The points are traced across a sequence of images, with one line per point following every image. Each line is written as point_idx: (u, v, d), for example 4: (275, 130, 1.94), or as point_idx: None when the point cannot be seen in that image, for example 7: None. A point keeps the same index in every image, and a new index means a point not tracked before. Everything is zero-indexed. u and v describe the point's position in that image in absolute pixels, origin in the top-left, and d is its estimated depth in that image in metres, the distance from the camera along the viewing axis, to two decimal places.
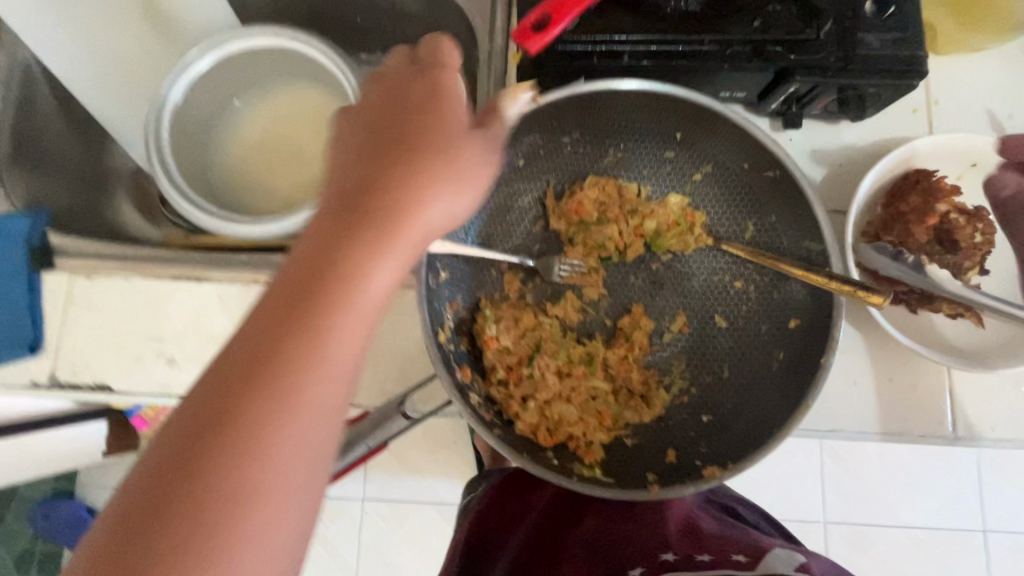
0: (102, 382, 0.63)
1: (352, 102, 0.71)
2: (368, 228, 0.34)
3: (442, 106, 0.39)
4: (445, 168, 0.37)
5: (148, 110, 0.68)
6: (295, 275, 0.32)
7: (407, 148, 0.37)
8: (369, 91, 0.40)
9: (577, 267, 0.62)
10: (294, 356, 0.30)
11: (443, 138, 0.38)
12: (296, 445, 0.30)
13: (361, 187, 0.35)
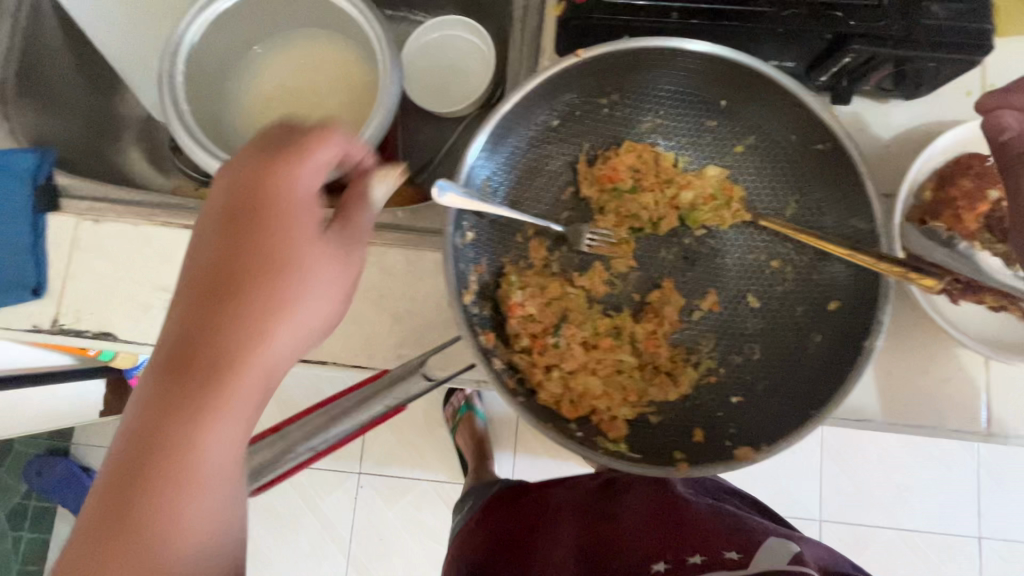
0: (107, 331, 0.61)
1: (377, 53, 0.68)
2: (224, 347, 0.35)
3: (286, 217, 0.38)
4: (294, 287, 0.38)
5: (163, 51, 0.65)
6: (155, 401, 0.34)
7: (252, 270, 0.37)
8: (218, 184, 0.39)
9: (607, 237, 0.59)
10: (166, 477, 0.33)
11: (296, 250, 0.38)
12: (186, 543, 0.34)
13: (211, 305, 0.36)
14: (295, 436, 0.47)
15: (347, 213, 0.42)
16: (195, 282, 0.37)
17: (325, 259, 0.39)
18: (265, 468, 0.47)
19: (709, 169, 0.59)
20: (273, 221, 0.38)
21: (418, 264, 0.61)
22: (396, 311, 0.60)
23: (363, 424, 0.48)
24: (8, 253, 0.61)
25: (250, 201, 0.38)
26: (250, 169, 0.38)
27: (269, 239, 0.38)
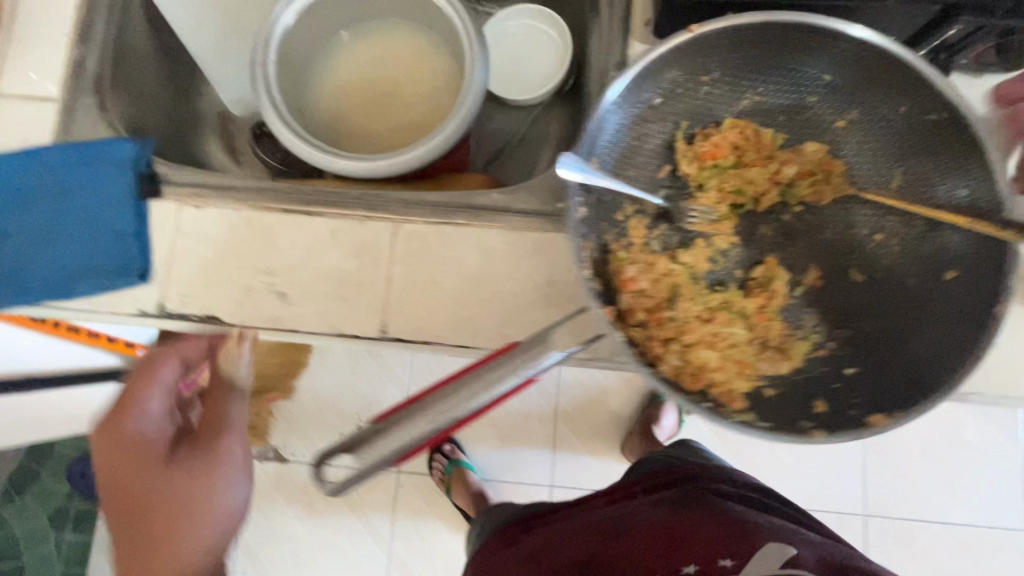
0: (212, 314, 0.61)
1: (462, 40, 0.69)
2: (145, 518, 0.54)
3: (144, 445, 0.57)
4: (193, 493, 0.55)
5: (256, 40, 0.67)
6: (123, 523, 0.55)
7: (126, 503, 0.55)
8: (96, 440, 0.58)
9: (707, 214, 0.60)
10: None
11: (154, 474, 0.55)
12: None
13: (139, 485, 0.55)
14: (425, 403, 0.45)
15: (206, 426, 0.58)
16: (126, 540, 0.54)
17: (186, 478, 0.55)
18: (392, 437, 0.44)
19: (807, 145, 0.59)
20: (136, 451, 0.56)
21: (517, 244, 0.62)
22: (497, 289, 0.61)
23: (496, 394, 0.46)
24: (117, 239, 0.62)
25: (123, 445, 0.56)
26: (112, 429, 0.57)
27: (139, 480, 0.55)
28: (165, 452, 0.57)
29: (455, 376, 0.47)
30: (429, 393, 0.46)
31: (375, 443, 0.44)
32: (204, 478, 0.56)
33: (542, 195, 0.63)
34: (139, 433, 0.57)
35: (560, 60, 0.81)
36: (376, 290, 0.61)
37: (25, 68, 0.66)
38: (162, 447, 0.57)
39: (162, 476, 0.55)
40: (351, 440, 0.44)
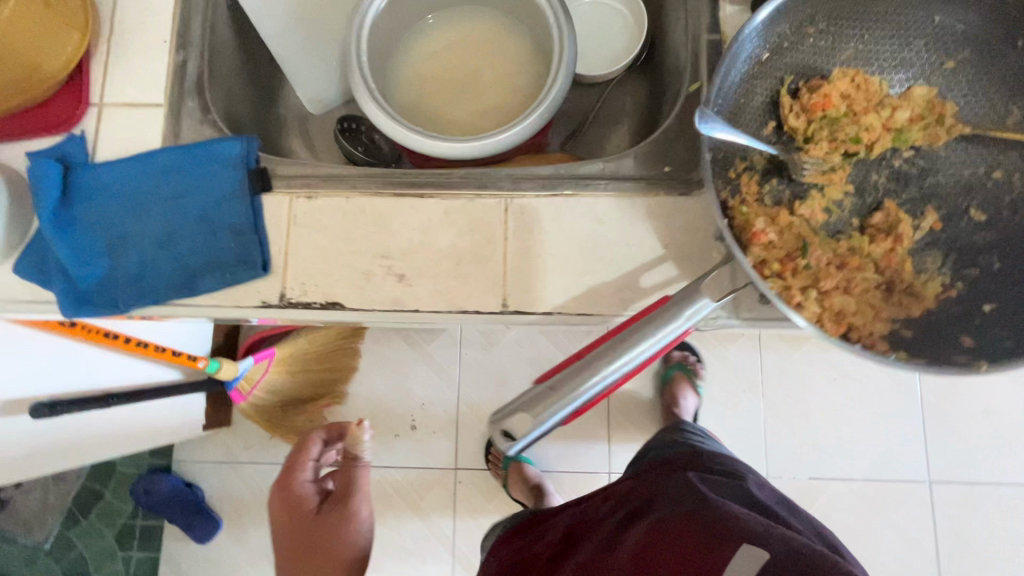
0: (334, 301, 0.62)
1: (546, 16, 0.70)
2: (316, 519, 0.73)
3: (301, 500, 0.75)
4: (322, 553, 0.71)
5: (352, 33, 0.69)
6: (292, 542, 0.73)
7: (296, 547, 0.72)
8: (275, 501, 0.77)
9: (819, 165, 0.59)
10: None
11: (308, 522, 0.73)
12: None
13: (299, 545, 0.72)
14: (593, 359, 0.46)
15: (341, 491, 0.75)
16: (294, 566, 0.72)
17: (329, 530, 0.72)
18: (564, 394, 0.45)
19: (916, 88, 0.59)
20: (297, 512, 0.75)
21: (629, 210, 0.62)
22: (612, 256, 0.61)
23: (657, 347, 0.47)
24: (233, 234, 0.64)
25: (291, 508, 0.75)
26: (284, 506, 0.75)
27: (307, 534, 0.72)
28: (315, 510, 0.75)
29: (613, 333, 0.48)
30: (592, 350, 0.48)
31: (548, 400, 0.46)
32: (331, 536, 0.72)
33: (648, 162, 0.64)
34: (302, 498, 0.75)
35: (634, 30, 0.81)
36: (493, 266, 0.62)
37: (129, 78, 0.68)
38: (314, 506, 0.75)
39: (329, 528, 0.72)
40: (524, 399, 0.46)
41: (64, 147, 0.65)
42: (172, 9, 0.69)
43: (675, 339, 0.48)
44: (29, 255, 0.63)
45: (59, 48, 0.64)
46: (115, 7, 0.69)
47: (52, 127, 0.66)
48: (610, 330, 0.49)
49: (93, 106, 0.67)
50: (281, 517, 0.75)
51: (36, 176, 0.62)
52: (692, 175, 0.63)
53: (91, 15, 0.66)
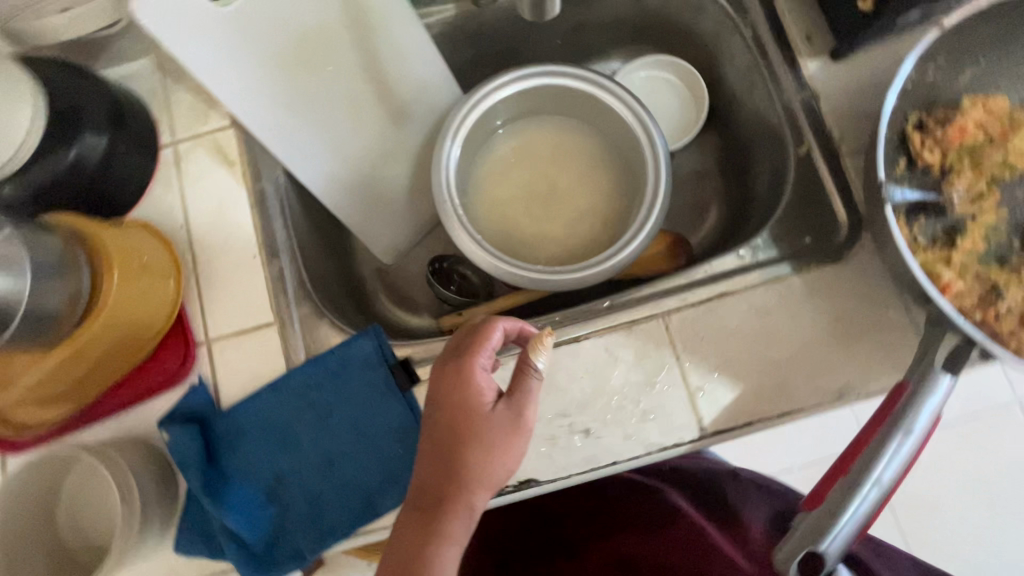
0: (527, 479, 0.58)
1: (626, 117, 0.69)
2: (473, 421, 0.50)
3: (471, 390, 0.50)
4: (484, 452, 0.49)
5: (444, 192, 0.67)
6: (441, 428, 0.50)
7: (455, 440, 0.49)
8: (432, 377, 0.53)
9: (967, 195, 0.59)
10: (453, 462, 0.49)
11: (474, 418, 0.50)
12: (450, 513, 0.47)
13: (450, 433, 0.50)
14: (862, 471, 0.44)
15: (516, 388, 0.51)
16: (435, 453, 0.50)
17: (497, 439, 0.49)
18: (845, 513, 0.42)
19: None
20: (468, 404, 0.50)
21: (787, 292, 0.60)
22: (789, 342, 0.59)
23: (917, 438, 0.45)
24: (397, 437, 0.60)
25: (456, 393, 0.51)
26: (448, 377, 0.51)
27: (465, 414, 0.50)
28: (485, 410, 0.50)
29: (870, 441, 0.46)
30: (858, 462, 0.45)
31: (830, 525, 0.42)
32: (500, 446, 0.49)
33: (785, 239, 0.63)
34: (474, 396, 0.50)
35: (688, 95, 0.80)
36: (674, 392, 0.59)
37: (230, 304, 0.63)
38: (489, 402, 0.51)
39: (493, 420, 0.50)
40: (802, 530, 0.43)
41: (188, 401, 0.60)
42: (250, 220, 0.65)
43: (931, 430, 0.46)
44: (189, 534, 0.58)
45: (152, 303, 0.58)
46: (192, 235, 0.65)
47: (169, 380, 0.61)
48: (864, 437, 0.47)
49: (202, 344, 0.63)
50: (433, 399, 0.52)
51: (177, 449, 0.57)
52: (838, 239, 0.61)
53: (174, 253, 0.63)
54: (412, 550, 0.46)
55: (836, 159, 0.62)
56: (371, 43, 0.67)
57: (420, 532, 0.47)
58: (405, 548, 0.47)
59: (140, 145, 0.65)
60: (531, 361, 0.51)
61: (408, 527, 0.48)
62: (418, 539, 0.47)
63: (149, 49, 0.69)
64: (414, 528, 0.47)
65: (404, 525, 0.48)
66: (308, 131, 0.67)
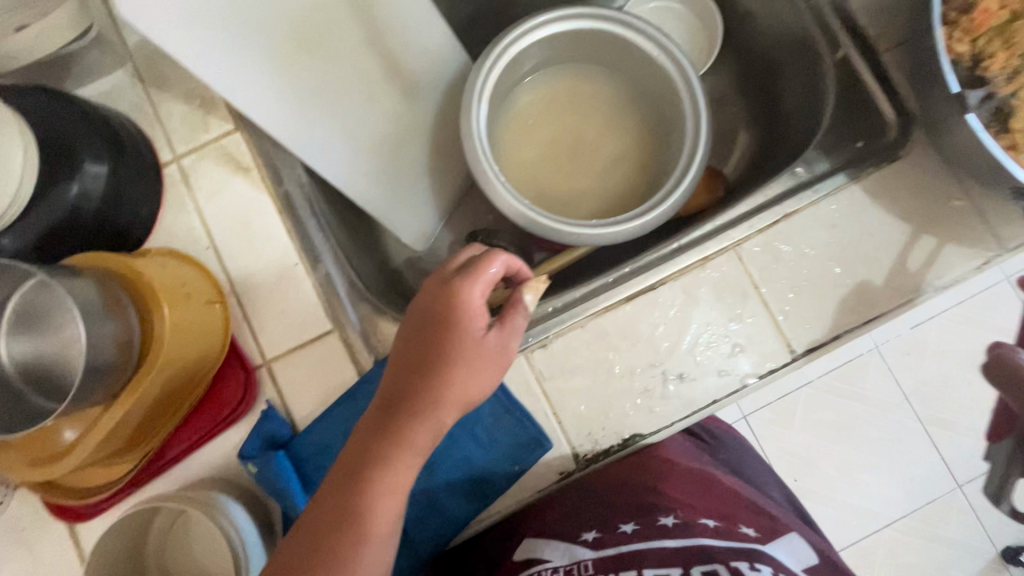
0: (632, 436, 0.57)
1: (654, 50, 0.64)
2: (456, 346, 0.46)
3: (462, 312, 0.47)
4: (460, 377, 0.46)
5: (484, 159, 0.61)
6: (420, 346, 0.47)
7: (433, 357, 0.46)
8: (422, 293, 0.49)
9: (1008, 74, 0.57)
10: (426, 381, 0.46)
11: (459, 341, 0.46)
12: (407, 431, 0.45)
13: (428, 353, 0.47)
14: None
15: (504, 318, 0.49)
16: (408, 365, 0.47)
17: (473, 365, 0.46)
18: None
19: None
20: (452, 324, 0.47)
21: (850, 200, 0.60)
22: (863, 251, 0.59)
23: None
24: (491, 422, 0.58)
25: (443, 310, 0.47)
26: (440, 295, 0.47)
27: (449, 336, 0.46)
28: (471, 336, 0.47)
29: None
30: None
31: None
32: (479, 374, 0.46)
33: (837, 148, 0.61)
34: (463, 319, 0.47)
35: (696, 23, 0.77)
36: (758, 324, 0.58)
37: (281, 320, 0.59)
38: (476, 328, 0.47)
39: (473, 343, 0.46)
40: None
41: (266, 428, 0.56)
42: (284, 227, 0.60)
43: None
44: None
45: (202, 333, 0.53)
46: (221, 256, 0.60)
47: (238, 412, 0.57)
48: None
49: (260, 367, 0.58)
50: (418, 315, 0.48)
51: (271, 478, 0.54)
52: (889, 138, 0.60)
53: (208, 274, 0.58)
54: (364, 458, 0.45)
55: (875, 57, 0.61)
56: (372, 14, 0.62)
57: (376, 442, 0.45)
58: (359, 456, 0.45)
59: (141, 169, 0.59)
60: (522, 297, 0.49)
61: (367, 437, 0.46)
62: (374, 449, 0.45)
63: (122, 60, 0.62)
64: (370, 438, 0.45)
65: (362, 435, 0.46)
66: (323, 121, 0.61)
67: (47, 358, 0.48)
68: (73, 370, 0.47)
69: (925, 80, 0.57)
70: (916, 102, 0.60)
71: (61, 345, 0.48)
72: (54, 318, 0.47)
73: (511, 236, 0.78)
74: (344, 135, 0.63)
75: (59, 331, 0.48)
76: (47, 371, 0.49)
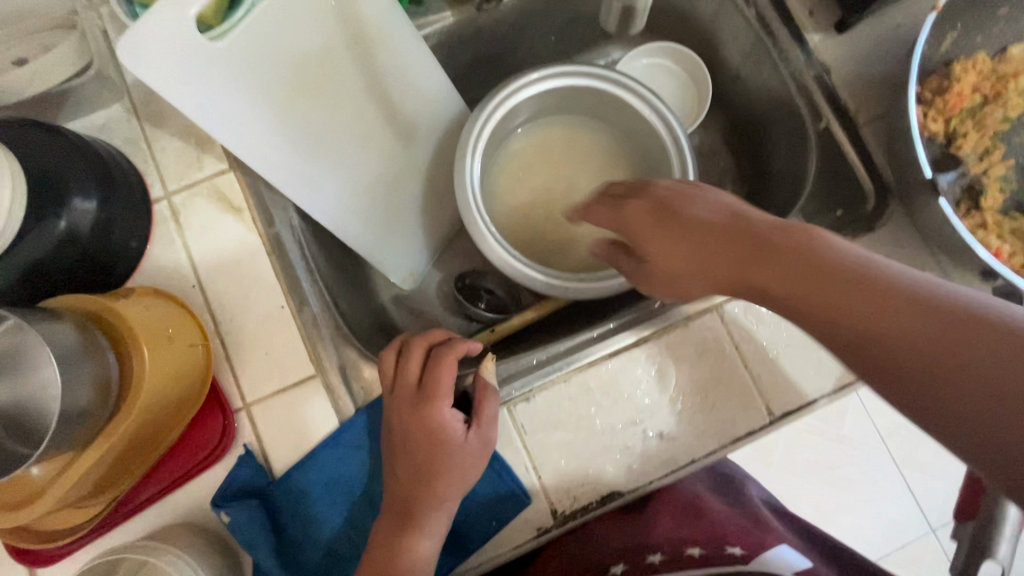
0: (610, 492, 0.58)
1: (647, 110, 0.66)
2: (438, 448, 0.54)
3: (437, 422, 0.54)
4: (456, 474, 0.54)
5: (476, 210, 0.62)
6: (409, 453, 0.54)
7: (425, 464, 0.54)
8: (396, 406, 0.55)
9: (978, 154, 0.61)
10: (423, 484, 0.53)
11: (444, 446, 0.54)
12: (419, 530, 0.53)
13: (416, 460, 0.54)
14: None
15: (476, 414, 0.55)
16: (405, 472, 0.54)
17: (462, 461, 0.54)
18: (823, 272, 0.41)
19: (1012, 50, 0.62)
20: (432, 433, 0.54)
21: None
22: None
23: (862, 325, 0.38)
24: None
25: (420, 422, 0.54)
26: (413, 413, 0.54)
27: (432, 443, 0.54)
28: (453, 438, 0.54)
29: (884, 312, 0.37)
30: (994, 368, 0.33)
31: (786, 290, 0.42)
32: (469, 467, 0.54)
33: (818, 215, 0.63)
34: (443, 428, 0.54)
35: (689, 82, 0.80)
36: (738, 384, 0.59)
37: (264, 362, 0.59)
38: (456, 429, 0.54)
39: (455, 444, 0.54)
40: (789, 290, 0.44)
41: (241, 474, 0.56)
42: (272, 268, 0.60)
43: (731, 204, 0.47)
44: None
45: (183, 377, 0.53)
46: (208, 294, 0.60)
47: (215, 454, 0.56)
48: (829, 302, 0.39)
49: (240, 410, 0.58)
50: (399, 427, 0.54)
51: (244, 528, 0.53)
52: (867, 209, 0.62)
53: (194, 313, 0.58)
54: (386, 561, 0.52)
55: (855, 130, 0.64)
56: (373, 61, 0.62)
57: (393, 544, 0.52)
58: (381, 559, 0.52)
59: (131, 204, 0.59)
60: (489, 387, 0.56)
61: (384, 539, 0.53)
62: (392, 551, 0.52)
63: (120, 94, 0.62)
64: (389, 542, 0.53)
65: (380, 539, 0.53)
66: (318, 165, 0.62)
67: (22, 403, 0.47)
68: (49, 412, 0.46)
69: (902, 156, 0.59)
70: (892, 174, 0.62)
71: (35, 389, 0.47)
72: (33, 362, 0.47)
73: (500, 278, 0.79)
74: (338, 179, 0.64)
75: (35, 373, 0.47)
76: (20, 416, 0.48)
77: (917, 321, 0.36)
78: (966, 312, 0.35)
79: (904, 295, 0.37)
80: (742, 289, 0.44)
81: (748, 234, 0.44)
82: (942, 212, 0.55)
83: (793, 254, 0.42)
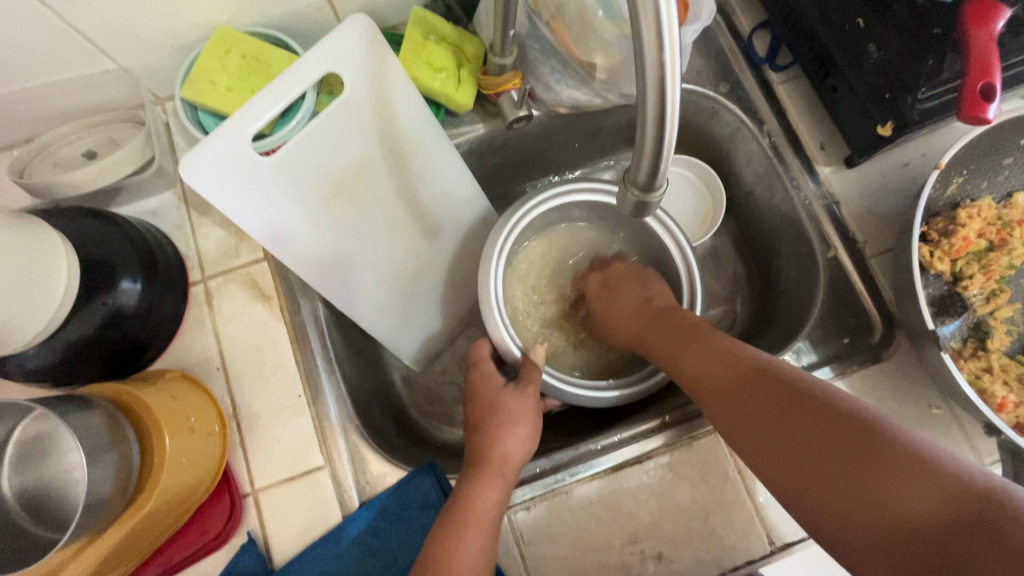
0: None
1: (662, 227, 0.68)
2: (488, 401, 0.61)
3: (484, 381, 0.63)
4: (508, 419, 0.59)
5: (491, 312, 0.62)
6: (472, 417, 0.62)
7: (483, 419, 0.60)
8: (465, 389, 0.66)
9: (982, 295, 0.63)
10: (481, 435, 0.59)
11: (495, 399, 0.61)
12: (483, 477, 0.55)
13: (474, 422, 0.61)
14: (905, 501, 0.39)
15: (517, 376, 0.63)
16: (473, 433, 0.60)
17: (510, 406, 0.60)
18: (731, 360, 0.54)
19: (1016, 197, 0.64)
20: (483, 392, 0.62)
21: None
22: None
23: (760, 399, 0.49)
24: None
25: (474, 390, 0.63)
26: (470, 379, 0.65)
27: (483, 401, 0.62)
28: (498, 393, 0.61)
29: (799, 423, 0.46)
30: (893, 488, 0.40)
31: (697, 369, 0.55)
32: (516, 412, 0.60)
33: (824, 342, 0.65)
34: (488, 388, 0.62)
35: (704, 192, 0.82)
36: (738, 509, 0.59)
37: (275, 449, 0.61)
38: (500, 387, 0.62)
39: (501, 397, 0.61)
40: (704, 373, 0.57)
41: (239, 565, 0.57)
42: (294, 356, 0.63)
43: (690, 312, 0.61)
44: None
45: (201, 462, 0.55)
46: (231, 377, 0.62)
47: (218, 540, 0.58)
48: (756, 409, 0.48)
49: (248, 495, 0.59)
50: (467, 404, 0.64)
51: None
52: (873, 339, 0.64)
53: (215, 398, 0.60)
54: (450, 515, 0.53)
55: (863, 263, 0.66)
56: (405, 167, 0.67)
57: (459, 497, 0.54)
58: (447, 516, 0.53)
59: (172, 287, 0.63)
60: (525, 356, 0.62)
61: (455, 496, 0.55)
62: (459, 506, 0.53)
63: (173, 183, 0.67)
64: (456, 500, 0.54)
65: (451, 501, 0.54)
66: (346, 261, 0.66)
67: (50, 485, 0.50)
68: (75, 504, 0.48)
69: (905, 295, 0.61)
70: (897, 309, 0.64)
71: (65, 471, 0.49)
72: (63, 446, 0.49)
73: None
74: (364, 273, 0.68)
75: (64, 456, 0.49)
76: (49, 498, 0.50)
77: (830, 448, 0.43)
78: (859, 424, 0.43)
79: (812, 402, 0.46)
80: (692, 381, 0.55)
81: (695, 330, 0.58)
82: (945, 357, 0.56)
83: (745, 363, 0.52)
